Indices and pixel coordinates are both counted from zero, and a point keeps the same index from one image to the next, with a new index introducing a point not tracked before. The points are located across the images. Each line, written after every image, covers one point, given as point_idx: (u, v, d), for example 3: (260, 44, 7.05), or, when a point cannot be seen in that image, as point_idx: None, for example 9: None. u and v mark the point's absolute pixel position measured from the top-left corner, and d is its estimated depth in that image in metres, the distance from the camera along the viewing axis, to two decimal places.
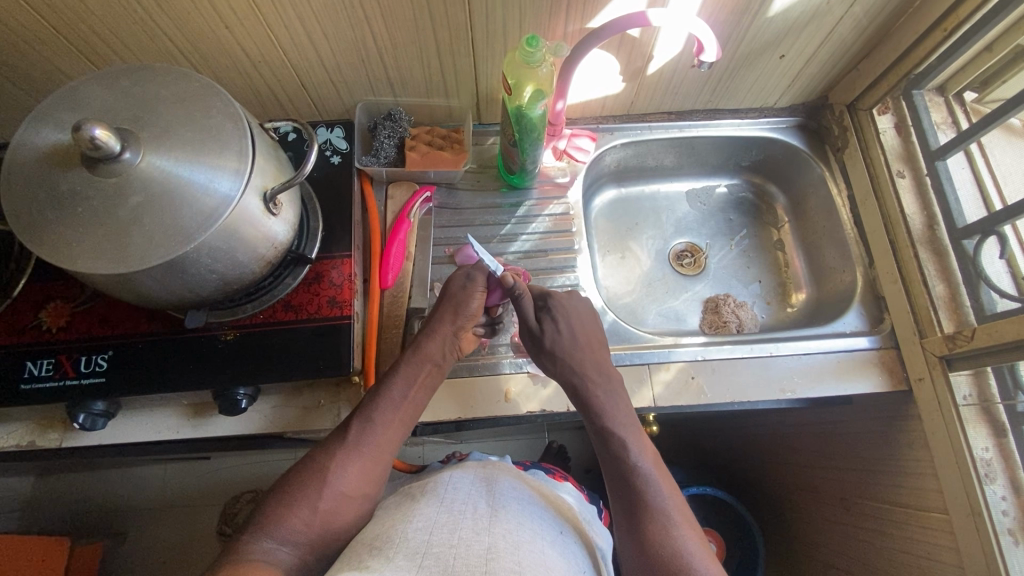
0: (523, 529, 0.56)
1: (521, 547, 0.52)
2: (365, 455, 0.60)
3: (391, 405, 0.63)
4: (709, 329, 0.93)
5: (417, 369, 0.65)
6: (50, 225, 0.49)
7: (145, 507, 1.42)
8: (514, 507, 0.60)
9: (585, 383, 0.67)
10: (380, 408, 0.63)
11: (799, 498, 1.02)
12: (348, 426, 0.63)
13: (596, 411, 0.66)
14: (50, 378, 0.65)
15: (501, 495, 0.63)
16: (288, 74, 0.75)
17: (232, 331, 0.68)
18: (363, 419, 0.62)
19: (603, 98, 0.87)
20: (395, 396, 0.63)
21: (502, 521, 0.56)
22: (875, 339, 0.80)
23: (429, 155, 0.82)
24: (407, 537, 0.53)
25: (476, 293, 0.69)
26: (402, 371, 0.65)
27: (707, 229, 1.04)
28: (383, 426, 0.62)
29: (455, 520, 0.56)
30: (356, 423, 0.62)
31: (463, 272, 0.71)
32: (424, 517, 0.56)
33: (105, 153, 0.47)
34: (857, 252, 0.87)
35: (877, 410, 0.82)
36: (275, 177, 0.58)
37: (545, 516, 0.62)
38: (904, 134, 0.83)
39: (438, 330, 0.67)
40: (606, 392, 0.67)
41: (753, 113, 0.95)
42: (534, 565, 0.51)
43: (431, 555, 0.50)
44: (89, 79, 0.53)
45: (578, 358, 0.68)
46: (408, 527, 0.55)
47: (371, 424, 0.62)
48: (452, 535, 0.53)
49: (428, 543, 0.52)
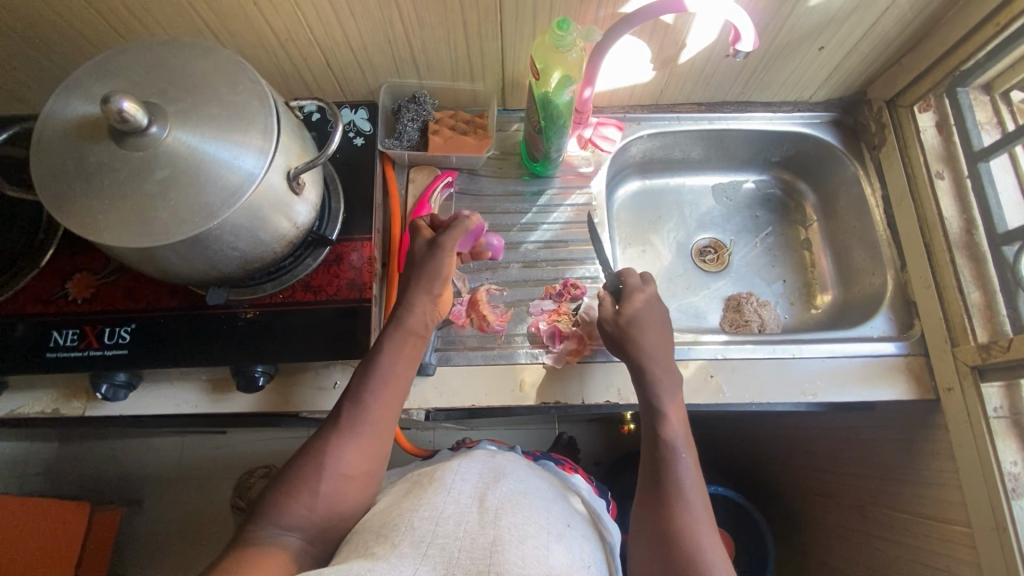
0: (530, 522, 0.55)
1: (525, 542, 0.52)
2: (360, 435, 0.60)
3: (380, 380, 0.62)
4: (729, 327, 0.91)
5: (402, 341, 0.65)
6: (78, 196, 0.49)
7: (164, 477, 1.47)
8: (521, 499, 0.59)
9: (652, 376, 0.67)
10: (370, 386, 0.62)
11: (814, 503, 1.00)
12: (339, 412, 0.62)
13: (656, 408, 0.66)
14: (75, 348, 0.66)
15: (510, 487, 0.62)
16: (314, 53, 0.75)
17: (252, 309, 0.68)
18: (353, 400, 0.61)
19: (632, 87, 0.85)
20: (383, 371, 0.63)
21: (508, 514, 0.56)
22: (903, 344, 0.77)
23: (453, 139, 0.81)
24: (412, 526, 0.53)
25: (446, 253, 0.68)
26: (387, 345, 0.64)
27: (731, 225, 1.01)
28: (375, 404, 0.61)
29: (461, 510, 0.55)
30: (347, 405, 0.61)
31: (427, 237, 0.70)
32: (430, 506, 0.56)
33: (132, 127, 0.47)
34: (889, 255, 0.84)
35: (901, 418, 0.80)
36: (299, 156, 0.58)
37: (552, 509, 0.62)
38: (945, 133, 0.79)
39: (415, 302, 0.67)
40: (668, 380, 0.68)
41: (786, 106, 0.92)
42: (537, 561, 0.50)
43: (436, 546, 0.50)
44: (119, 52, 0.53)
45: (650, 351, 0.69)
46: (414, 515, 0.55)
47: (362, 403, 0.61)
48: (458, 526, 0.53)
49: (433, 532, 0.52)
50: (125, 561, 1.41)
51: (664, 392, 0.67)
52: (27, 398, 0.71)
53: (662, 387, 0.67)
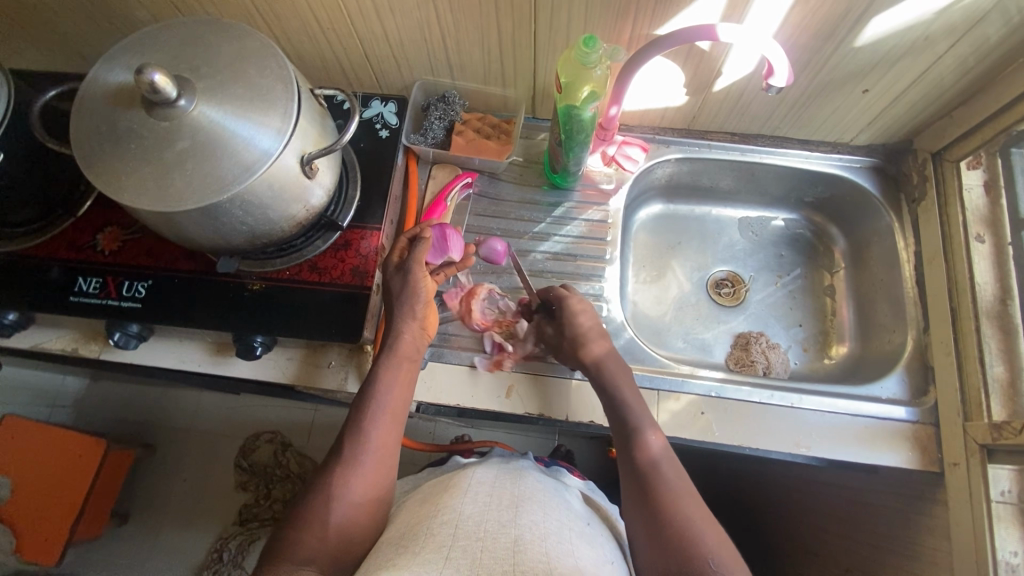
0: (551, 522, 0.57)
1: (548, 539, 0.53)
2: (365, 463, 0.59)
3: (377, 408, 0.62)
4: (733, 365, 0.88)
5: (397, 368, 0.65)
6: (106, 155, 0.52)
7: (177, 427, 1.56)
8: (540, 503, 0.60)
9: (610, 380, 0.69)
10: (370, 417, 0.61)
11: (800, 559, 0.96)
12: (341, 445, 0.61)
13: (622, 408, 0.67)
14: (96, 296, 0.70)
15: (530, 491, 0.63)
16: (353, 43, 0.77)
17: (260, 282, 0.71)
18: (352, 433, 0.61)
19: (663, 110, 0.84)
20: (381, 398, 0.63)
21: (528, 516, 0.57)
22: (913, 411, 0.73)
23: (475, 141, 0.82)
24: (432, 532, 0.54)
25: (419, 272, 0.67)
26: (382, 374, 0.64)
27: (753, 261, 0.98)
28: (375, 430, 0.61)
29: (481, 513, 0.56)
30: (348, 439, 0.60)
31: (397, 259, 0.68)
32: (449, 510, 0.57)
33: (162, 98, 0.50)
34: (912, 314, 0.80)
35: (901, 485, 0.76)
36: (316, 142, 0.60)
37: (569, 509, 0.63)
38: (992, 195, 0.74)
39: (404, 327, 0.66)
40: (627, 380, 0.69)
41: (825, 147, 0.89)
42: (561, 555, 0.51)
43: (458, 549, 0.51)
44: (163, 27, 0.56)
45: (603, 353, 0.70)
46: (434, 522, 0.55)
47: (362, 433, 0.61)
48: (478, 527, 0.54)
49: (454, 536, 0.53)
50: (132, 500, 1.49)
51: (625, 394, 0.68)
52: (50, 336, 0.76)
53: (623, 391, 0.68)
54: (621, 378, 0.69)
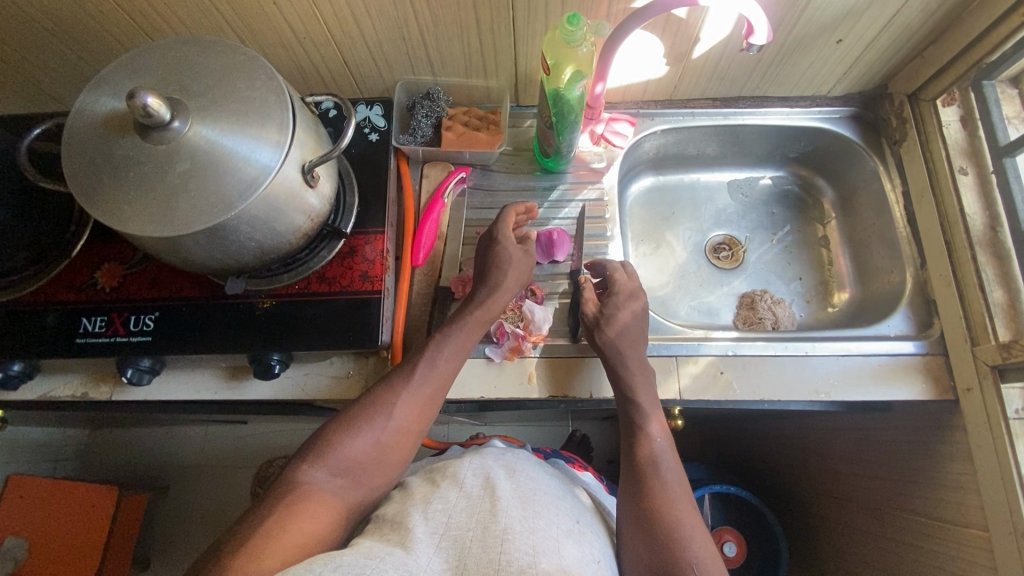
0: (542, 515, 0.57)
1: (537, 533, 0.53)
2: (411, 400, 0.64)
3: (453, 350, 0.67)
4: (742, 325, 0.90)
5: (479, 317, 0.70)
6: (105, 186, 0.52)
7: (188, 463, 1.53)
8: (533, 492, 0.60)
9: (627, 378, 0.70)
10: (445, 353, 0.67)
11: (825, 505, 0.99)
12: (409, 368, 0.66)
13: (633, 402, 0.69)
14: (103, 334, 0.69)
15: (525, 478, 0.63)
16: (331, 50, 0.77)
17: (270, 299, 0.70)
18: (427, 361, 0.66)
19: (645, 83, 0.85)
20: (457, 344, 0.68)
21: (518, 505, 0.57)
22: (921, 344, 0.75)
23: (465, 135, 0.82)
24: (422, 519, 0.55)
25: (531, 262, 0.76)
26: (466, 321, 0.70)
27: (747, 222, 1.00)
28: (446, 367, 0.66)
29: (472, 501, 0.57)
30: (421, 367, 0.66)
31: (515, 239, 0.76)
32: (442, 497, 0.58)
33: (156, 121, 0.50)
34: (908, 253, 0.82)
35: (919, 419, 0.79)
36: (314, 150, 0.59)
37: (562, 504, 0.62)
38: (969, 128, 0.77)
39: (500, 288, 0.72)
40: (643, 375, 0.71)
41: (804, 102, 0.91)
42: (547, 551, 0.51)
43: (448, 538, 0.53)
44: (144, 51, 0.55)
45: (621, 347, 0.71)
46: (427, 508, 0.56)
47: (435, 364, 0.66)
48: (468, 517, 0.55)
49: (445, 525, 0.54)
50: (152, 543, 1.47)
51: (637, 391, 0.70)
52: (57, 382, 0.75)
53: (635, 384, 0.70)
54: (638, 374, 0.70)
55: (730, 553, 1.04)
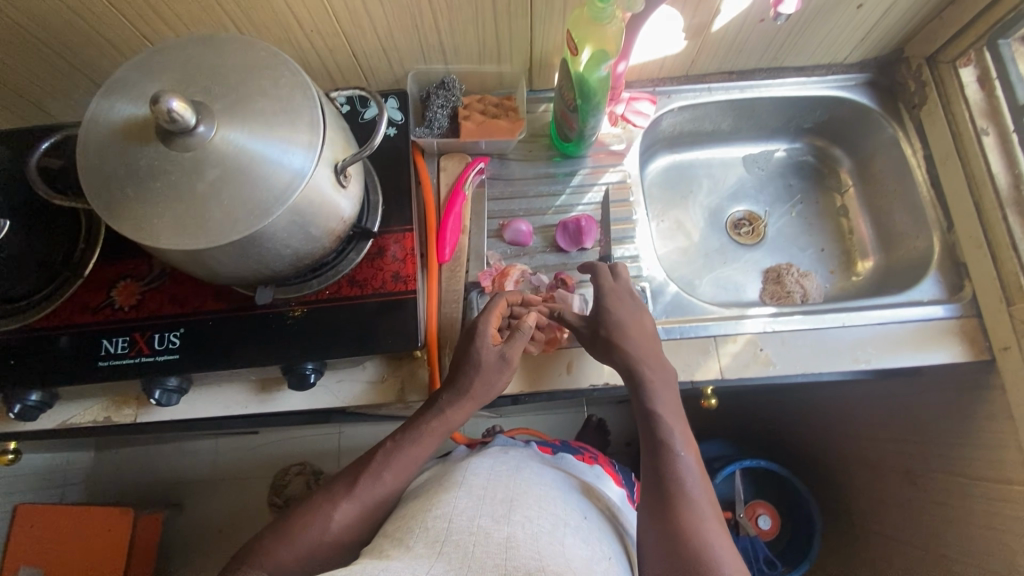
0: (545, 517, 0.56)
1: (540, 538, 0.53)
2: (352, 510, 0.60)
3: (401, 465, 0.62)
4: (770, 300, 0.90)
5: (432, 435, 0.64)
6: (130, 200, 0.48)
7: (202, 478, 1.50)
8: (536, 494, 0.60)
9: (644, 386, 0.64)
10: (392, 461, 0.62)
11: (855, 472, 1.00)
12: (354, 478, 0.62)
13: (651, 411, 0.63)
14: (126, 355, 0.65)
15: (527, 481, 0.63)
16: (339, 42, 0.74)
17: (300, 307, 0.67)
18: (373, 471, 0.62)
19: (662, 60, 0.83)
20: (406, 457, 0.63)
21: (521, 507, 0.57)
22: (953, 307, 0.76)
23: (485, 124, 0.79)
24: (426, 527, 0.55)
25: (503, 377, 0.65)
26: (416, 437, 0.64)
27: (765, 196, 0.99)
28: (390, 480, 0.62)
29: (475, 506, 0.57)
30: (365, 476, 0.62)
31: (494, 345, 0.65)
32: (444, 503, 0.58)
33: (180, 127, 0.46)
34: (934, 216, 0.82)
35: (952, 381, 0.80)
36: (344, 148, 0.57)
37: (568, 501, 0.62)
38: (988, 89, 0.77)
39: (457, 410, 0.64)
40: (661, 382, 0.65)
41: (820, 70, 0.90)
42: (553, 555, 0.51)
43: (451, 543, 0.52)
44: (155, 52, 0.52)
45: (636, 353, 0.65)
46: (428, 515, 0.57)
47: (379, 474, 0.62)
48: (472, 522, 0.54)
49: (448, 531, 0.54)
50: (171, 563, 1.44)
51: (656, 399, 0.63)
52: (78, 409, 0.72)
53: (653, 389, 0.64)
54: (655, 380, 0.64)
55: (764, 526, 1.05)
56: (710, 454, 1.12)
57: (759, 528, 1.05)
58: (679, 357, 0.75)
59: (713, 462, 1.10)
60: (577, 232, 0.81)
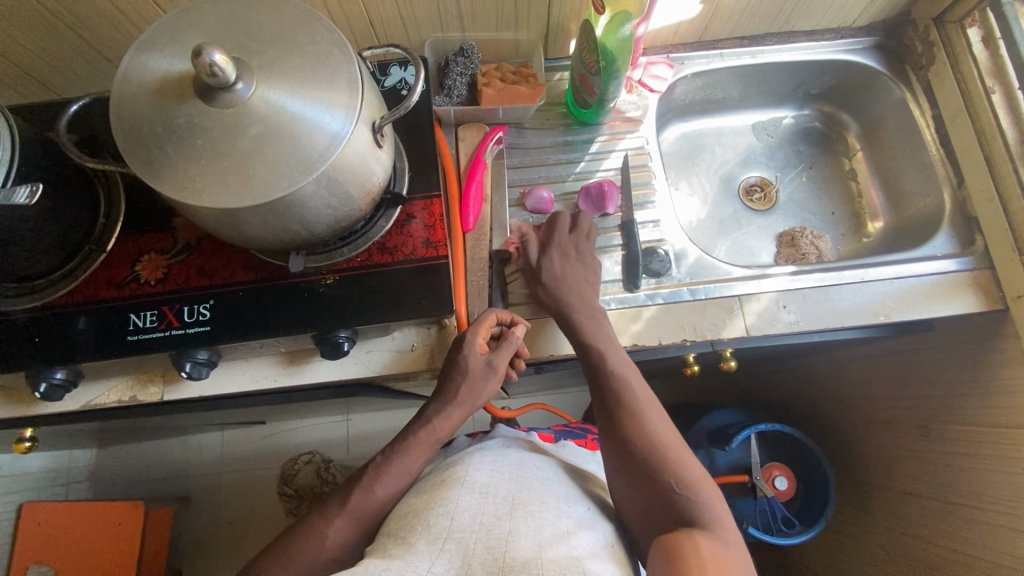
0: (547, 511, 0.57)
1: (542, 532, 0.54)
2: (347, 523, 0.62)
3: (394, 475, 0.65)
4: (786, 262, 0.92)
5: (419, 443, 0.66)
6: (171, 159, 0.48)
7: (210, 469, 1.49)
8: (537, 490, 0.60)
9: (580, 325, 0.68)
10: (384, 474, 0.65)
11: (868, 430, 1.03)
12: (348, 493, 0.64)
13: (590, 342, 0.67)
14: (156, 329, 0.64)
15: (530, 476, 0.63)
16: (357, 9, 0.73)
17: (332, 275, 0.66)
18: (365, 484, 0.64)
19: (677, 25, 0.84)
20: (399, 467, 0.65)
21: (523, 503, 0.58)
22: (966, 260, 0.78)
23: (506, 90, 0.78)
24: (428, 524, 0.55)
25: (487, 386, 0.66)
26: (406, 445, 0.66)
27: (775, 161, 1.01)
28: (383, 494, 0.64)
29: (478, 501, 0.57)
30: (358, 490, 0.64)
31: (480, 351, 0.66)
32: (447, 500, 0.58)
33: (221, 82, 0.45)
34: (943, 173, 0.84)
35: (965, 333, 0.82)
36: (379, 109, 0.56)
37: (570, 496, 0.63)
38: (992, 48, 0.79)
39: (440, 416, 0.66)
40: (592, 314, 0.69)
41: (828, 35, 0.91)
42: (554, 547, 0.52)
43: (452, 541, 0.53)
44: (186, 9, 0.51)
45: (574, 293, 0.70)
46: (431, 513, 0.56)
47: (371, 488, 0.64)
48: (475, 520, 0.55)
49: (450, 529, 0.54)
50: (182, 556, 1.42)
51: (595, 334, 0.67)
52: (101, 389, 0.70)
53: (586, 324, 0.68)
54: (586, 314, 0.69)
55: (781, 487, 1.06)
56: (725, 421, 1.15)
57: (776, 489, 1.07)
58: (704, 318, 0.76)
59: (728, 428, 1.12)
60: (599, 197, 0.81)
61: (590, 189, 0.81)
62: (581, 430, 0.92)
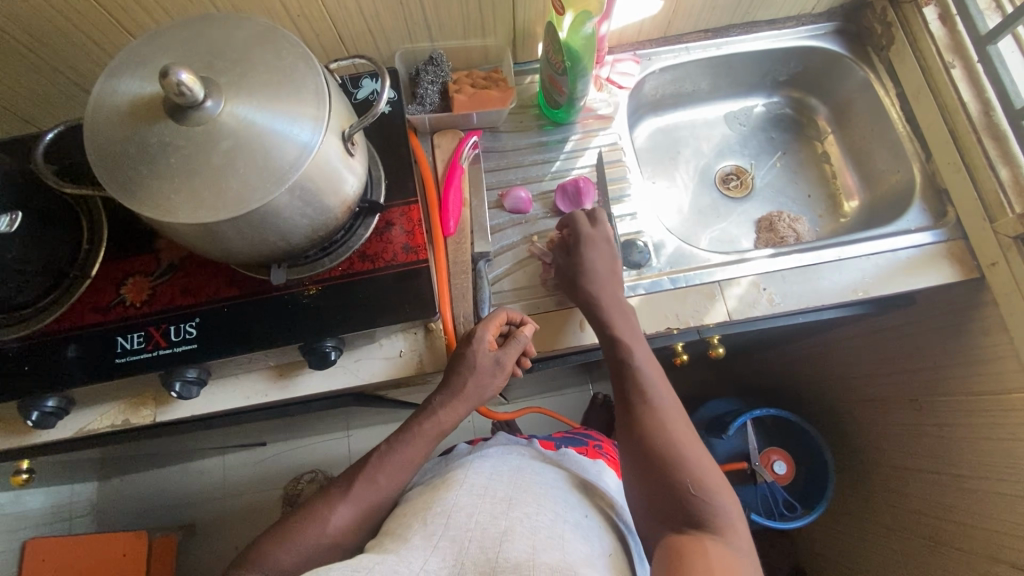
0: (544, 513, 0.57)
1: (537, 533, 0.54)
2: (349, 510, 0.62)
3: (397, 467, 0.65)
4: (766, 245, 0.93)
5: (424, 434, 0.66)
6: (145, 178, 0.49)
7: (212, 494, 1.48)
8: (536, 494, 0.61)
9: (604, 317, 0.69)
10: (387, 464, 0.65)
11: (862, 409, 1.04)
12: (351, 481, 0.65)
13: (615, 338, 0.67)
14: (144, 350, 0.65)
15: (529, 480, 0.63)
16: (324, 25, 0.75)
17: (314, 285, 0.67)
18: (367, 474, 0.64)
19: (641, 22, 0.87)
20: (403, 458, 0.65)
21: (520, 503, 0.58)
22: (939, 232, 0.79)
23: (476, 95, 0.81)
24: (425, 522, 0.56)
25: (494, 381, 0.67)
26: (410, 436, 0.66)
27: (749, 149, 1.03)
28: (386, 482, 0.64)
29: (475, 501, 0.58)
30: (361, 479, 0.64)
31: (489, 346, 0.67)
32: (445, 499, 0.59)
33: (189, 101, 0.47)
34: (911, 150, 0.86)
35: (944, 304, 0.83)
36: (349, 119, 0.58)
37: (569, 499, 0.63)
38: (949, 25, 0.82)
39: (443, 409, 0.66)
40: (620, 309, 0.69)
41: (790, 22, 0.93)
42: (547, 547, 0.53)
43: (447, 538, 0.54)
44: (153, 33, 0.52)
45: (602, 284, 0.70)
46: (429, 511, 0.57)
47: (374, 477, 0.64)
48: (471, 518, 0.56)
49: (445, 526, 0.55)
50: None
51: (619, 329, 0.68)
52: (94, 414, 0.71)
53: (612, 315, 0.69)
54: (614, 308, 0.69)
55: (781, 471, 1.08)
56: (721, 410, 1.15)
57: (776, 473, 1.08)
58: (686, 305, 0.77)
59: (724, 417, 1.13)
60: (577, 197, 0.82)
61: (567, 187, 0.83)
62: (583, 435, 0.92)
